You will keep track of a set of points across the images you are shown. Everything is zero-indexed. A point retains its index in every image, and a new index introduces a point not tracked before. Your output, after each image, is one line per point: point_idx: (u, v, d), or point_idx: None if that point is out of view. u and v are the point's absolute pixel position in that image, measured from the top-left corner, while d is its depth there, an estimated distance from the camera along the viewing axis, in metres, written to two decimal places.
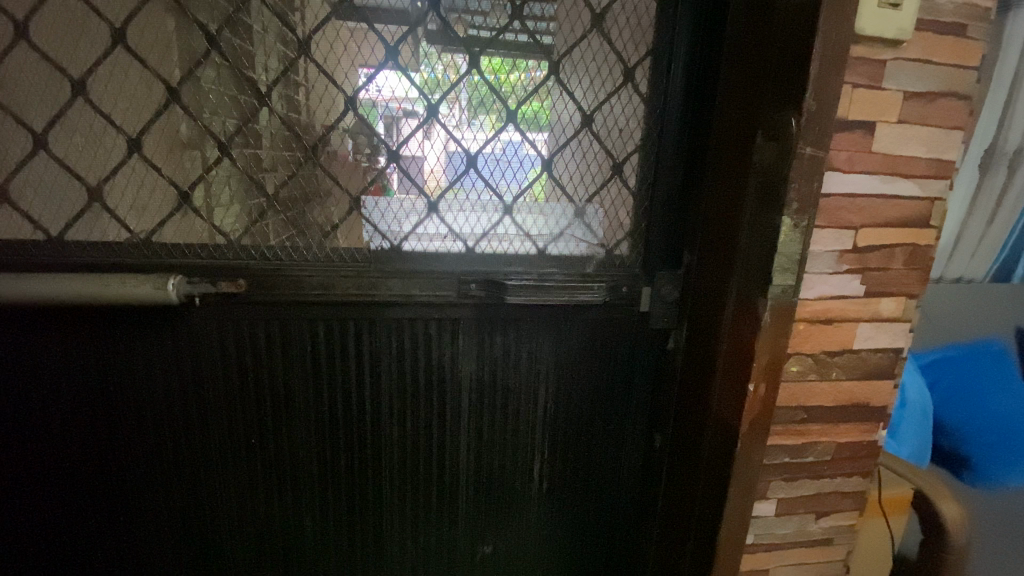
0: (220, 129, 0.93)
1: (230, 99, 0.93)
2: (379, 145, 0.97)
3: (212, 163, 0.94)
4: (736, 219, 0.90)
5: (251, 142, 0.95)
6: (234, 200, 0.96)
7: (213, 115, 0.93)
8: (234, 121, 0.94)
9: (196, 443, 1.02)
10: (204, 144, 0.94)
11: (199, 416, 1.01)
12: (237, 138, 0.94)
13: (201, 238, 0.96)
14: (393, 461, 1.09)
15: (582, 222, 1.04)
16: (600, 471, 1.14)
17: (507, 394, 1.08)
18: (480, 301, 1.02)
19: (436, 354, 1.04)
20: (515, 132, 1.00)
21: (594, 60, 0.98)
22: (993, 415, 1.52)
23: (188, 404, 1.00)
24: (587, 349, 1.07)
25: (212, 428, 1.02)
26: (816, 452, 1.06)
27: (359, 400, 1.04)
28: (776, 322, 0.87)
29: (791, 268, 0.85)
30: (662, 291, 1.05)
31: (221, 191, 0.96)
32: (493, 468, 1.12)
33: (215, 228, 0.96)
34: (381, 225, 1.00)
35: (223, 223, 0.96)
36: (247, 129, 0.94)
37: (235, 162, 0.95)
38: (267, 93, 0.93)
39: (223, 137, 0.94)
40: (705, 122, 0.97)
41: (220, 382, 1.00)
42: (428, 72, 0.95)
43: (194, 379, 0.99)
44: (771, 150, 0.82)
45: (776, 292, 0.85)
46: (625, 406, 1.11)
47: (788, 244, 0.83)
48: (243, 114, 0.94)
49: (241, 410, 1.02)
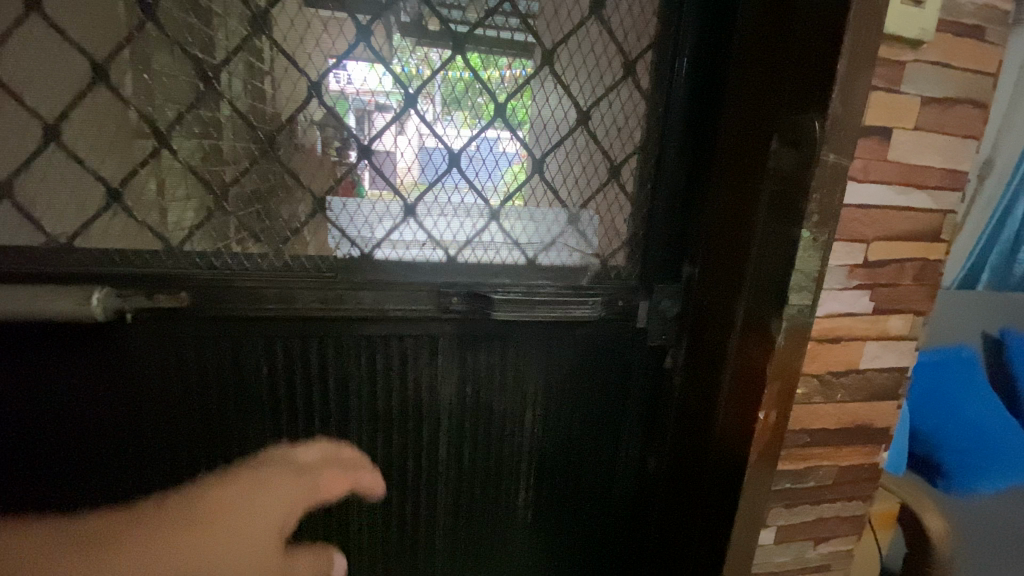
0: (159, 115, 0.80)
1: (171, 81, 0.79)
2: (350, 139, 0.85)
3: (149, 155, 0.81)
4: (748, 229, 0.82)
5: (197, 132, 0.82)
6: (177, 198, 0.83)
7: (148, 100, 0.79)
8: (176, 107, 0.80)
9: (130, 484, 0.87)
10: (141, 134, 0.80)
11: (131, 451, 0.86)
12: (180, 127, 0.81)
13: (135, 243, 0.82)
14: (362, 494, 0.97)
15: (576, 230, 0.95)
16: (590, 499, 1.05)
17: (490, 418, 0.98)
18: (462, 317, 0.91)
19: (413, 373, 0.93)
20: (503, 128, 0.89)
21: (592, 51, 0.88)
22: (971, 426, 1.51)
23: (121, 438, 0.85)
24: (579, 368, 0.98)
25: (152, 464, 0.87)
26: (817, 477, 1.00)
27: (323, 427, 0.92)
28: (790, 345, 0.78)
29: (809, 286, 0.75)
30: (661, 306, 0.97)
31: (160, 189, 0.82)
32: (474, 498, 1.02)
33: (151, 230, 0.82)
34: (350, 230, 0.88)
35: (162, 225, 0.83)
36: (190, 117, 0.81)
37: (177, 154, 0.82)
38: (216, 75, 0.80)
39: (162, 125, 0.80)
40: (711, 123, 0.88)
41: (160, 412, 0.85)
42: (405, 60, 0.84)
43: (128, 410, 0.84)
44: (788, 157, 0.74)
45: (792, 313, 0.76)
46: (617, 429, 1.02)
47: (807, 259, 0.74)
48: (186, 99, 0.80)
49: (185, 444, 0.88)
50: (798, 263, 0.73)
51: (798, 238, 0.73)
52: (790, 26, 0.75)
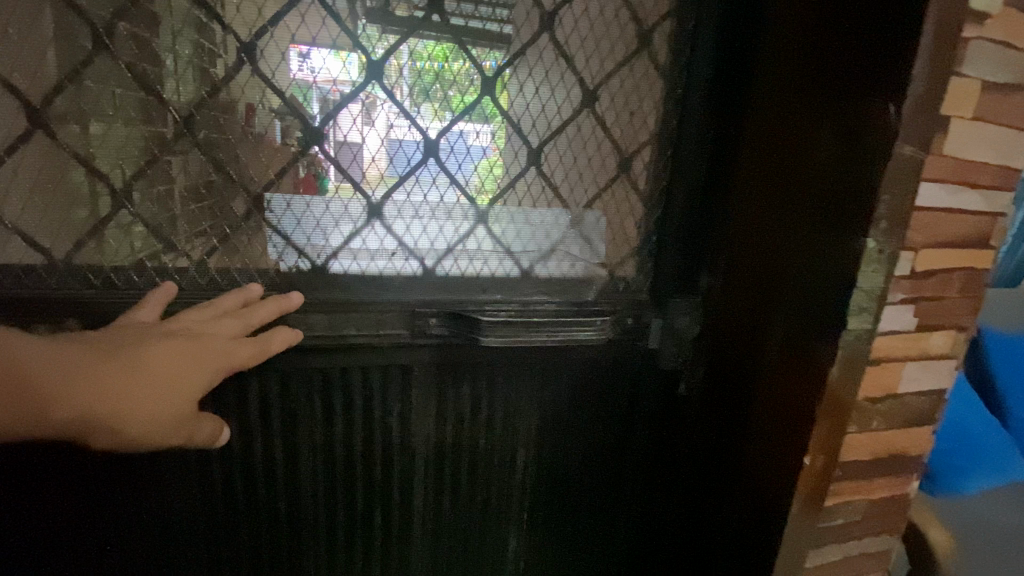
0: (31, 86, 0.59)
1: (45, 38, 0.59)
2: (312, 129, 0.67)
3: (18, 140, 0.61)
4: (791, 238, 0.68)
5: (85, 108, 0.62)
6: (60, 198, 0.63)
7: (14, 63, 0.59)
8: (56, 74, 0.60)
9: (29, 560, 0.68)
10: (5, 111, 0.59)
11: (24, 524, 0.67)
12: (62, 101, 0.61)
13: (5, 257, 0.62)
14: (318, 555, 0.80)
15: (579, 235, 0.80)
16: (589, 543, 0.90)
17: (474, 457, 0.82)
18: (442, 342, 0.74)
19: (380, 408, 0.76)
20: (493, 109, 0.72)
21: (601, 16, 0.73)
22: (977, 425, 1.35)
23: (10, 502, 0.66)
24: (580, 394, 0.82)
25: (58, 535, 0.69)
26: (849, 516, 0.88)
27: (269, 479, 0.74)
28: (843, 377, 0.65)
29: (870, 307, 0.63)
30: (677, 325, 0.81)
31: (36, 183, 0.62)
32: (454, 549, 0.86)
33: (21, 234, 0.62)
34: (297, 237, 0.70)
35: (39, 232, 0.63)
36: (75, 87, 0.61)
37: (58, 138, 0.61)
38: (108, 30, 0.60)
39: (36, 98, 0.60)
40: (737, 108, 0.74)
41: (44, 474, 0.66)
42: (372, 43, 0.66)
43: (18, 467, 0.65)
44: (845, 152, 0.61)
45: (848, 340, 0.63)
46: (622, 465, 0.87)
47: (872, 276, 0.60)
48: (69, 63, 0.60)
49: (83, 509, 0.68)
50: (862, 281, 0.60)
51: (861, 250, 0.60)
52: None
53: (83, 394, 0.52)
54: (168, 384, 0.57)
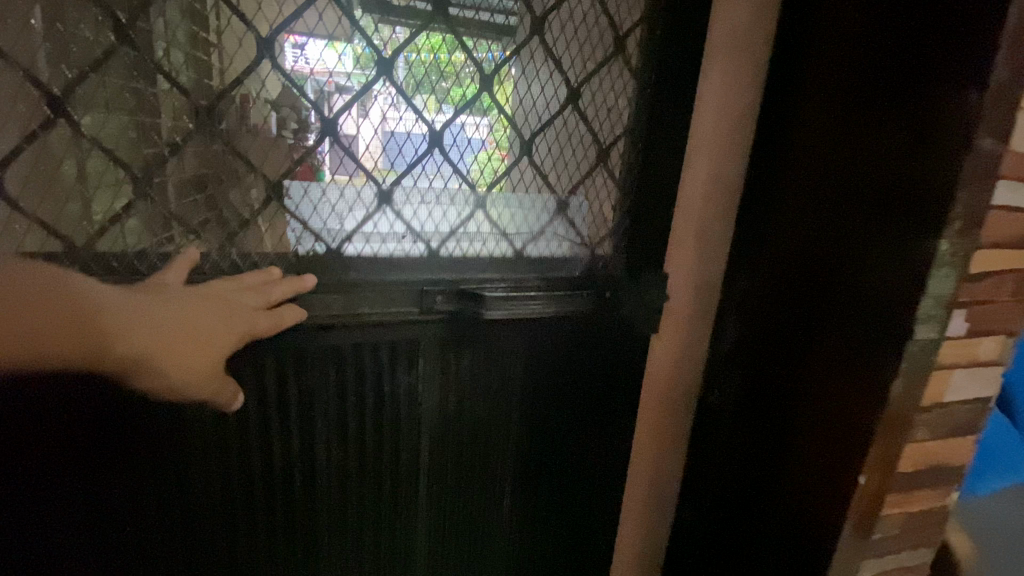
0: (51, 75, 0.60)
1: (69, 33, 0.60)
2: (310, 119, 0.70)
3: (39, 126, 0.61)
4: (848, 238, 0.77)
5: (105, 100, 0.64)
6: (81, 185, 0.65)
7: (35, 52, 0.59)
8: (75, 65, 0.61)
9: (54, 529, 0.70)
10: (26, 98, 0.60)
11: (47, 495, 0.69)
12: (84, 92, 0.62)
13: (27, 241, 0.63)
14: (333, 509, 0.86)
15: (565, 218, 0.86)
16: (571, 485, 1.02)
17: (474, 421, 0.90)
18: (449, 316, 0.79)
19: (389, 379, 0.81)
20: (490, 103, 0.76)
21: (583, 21, 0.77)
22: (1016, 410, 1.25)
23: (34, 476, 0.67)
24: (563, 358, 0.91)
25: (81, 505, 0.71)
26: (891, 527, 0.85)
27: (287, 445, 0.80)
28: (909, 373, 0.72)
29: (937, 312, 0.70)
30: (648, 295, 0.90)
31: (57, 168, 0.63)
32: (458, 495, 0.94)
33: (40, 224, 0.63)
34: (313, 222, 0.74)
35: (59, 219, 0.64)
36: (96, 77, 0.62)
37: (80, 127, 0.63)
38: (128, 22, 0.61)
39: (56, 86, 0.61)
40: (784, 126, 0.85)
41: (69, 447, 0.68)
42: (368, 36, 0.68)
43: (43, 441, 0.66)
44: (913, 155, 0.68)
45: (915, 347, 0.70)
46: (603, 417, 0.98)
47: (942, 280, 0.68)
48: (90, 54, 0.61)
49: (108, 478, 0.71)
50: (933, 285, 0.67)
51: (933, 251, 0.67)
52: (925, 8, 0.67)
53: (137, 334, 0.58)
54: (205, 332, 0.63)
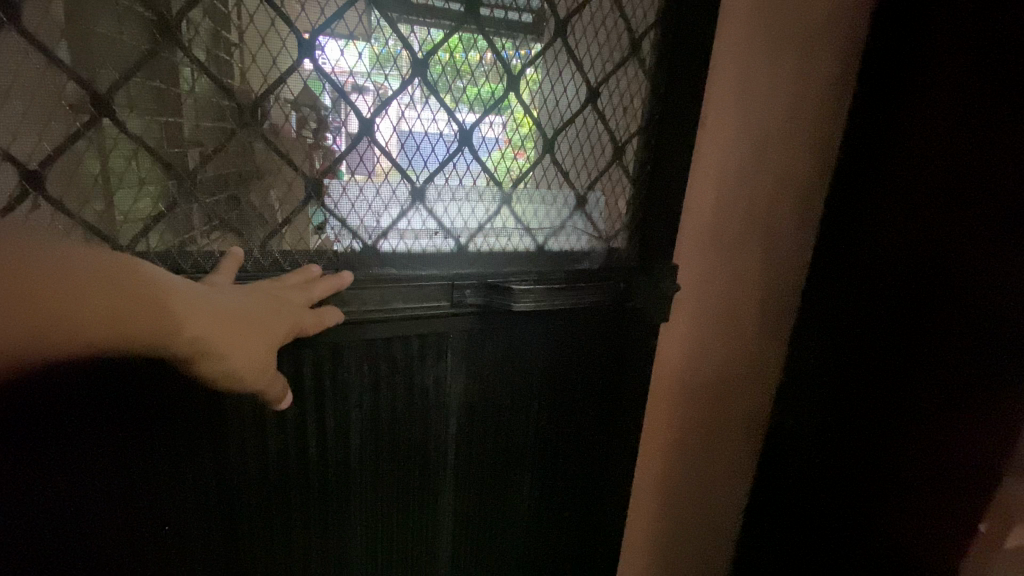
0: (94, 78, 0.62)
1: (112, 36, 0.62)
2: (327, 119, 0.72)
3: (80, 126, 0.63)
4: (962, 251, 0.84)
5: (145, 104, 0.66)
6: (124, 186, 0.67)
7: (77, 55, 0.61)
8: (116, 68, 0.63)
9: (95, 513, 0.72)
10: (69, 99, 0.62)
11: (90, 481, 0.70)
12: (126, 95, 0.64)
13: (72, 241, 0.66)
14: (365, 495, 0.88)
15: (583, 213, 0.89)
16: (589, 468, 1.05)
17: (499, 411, 0.92)
18: (477, 309, 0.82)
19: (418, 371, 0.84)
20: (515, 104, 0.79)
21: (603, 25, 0.81)
22: None
23: (79, 463, 0.69)
24: (582, 346, 0.94)
25: (122, 491, 0.72)
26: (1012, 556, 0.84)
27: (322, 435, 0.81)
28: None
29: None
30: (663, 286, 0.93)
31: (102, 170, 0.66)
32: (484, 481, 0.97)
33: (83, 224, 0.66)
34: (351, 219, 0.76)
35: (101, 221, 0.67)
36: (136, 81, 0.64)
37: (124, 129, 0.65)
38: (168, 26, 0.63)
39: (99, 88, 0.63)
40: (883, 152, 0.95)
41: (114, 434, 0.69)
42: (386, 36, 0.70)
43: (88, 428, 0.68)
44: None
45: None
46: (619, 401, 1.01)
47: None
48: (133, 57, 0.63)
49: (151, 464, 0.73)
50: None
51: None
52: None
53: (210, 317, 0.56)
54: (267, 324, 0.62)
